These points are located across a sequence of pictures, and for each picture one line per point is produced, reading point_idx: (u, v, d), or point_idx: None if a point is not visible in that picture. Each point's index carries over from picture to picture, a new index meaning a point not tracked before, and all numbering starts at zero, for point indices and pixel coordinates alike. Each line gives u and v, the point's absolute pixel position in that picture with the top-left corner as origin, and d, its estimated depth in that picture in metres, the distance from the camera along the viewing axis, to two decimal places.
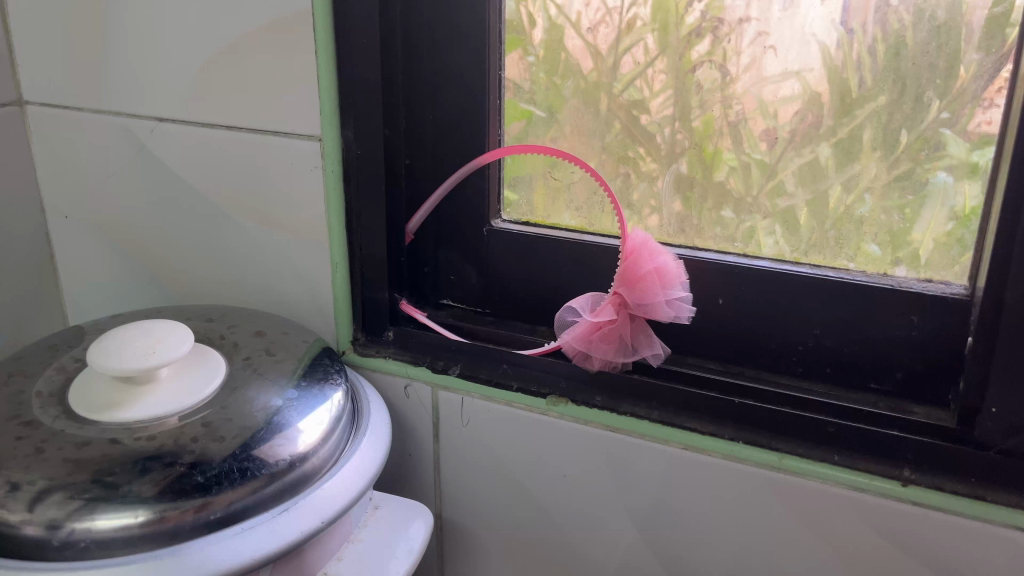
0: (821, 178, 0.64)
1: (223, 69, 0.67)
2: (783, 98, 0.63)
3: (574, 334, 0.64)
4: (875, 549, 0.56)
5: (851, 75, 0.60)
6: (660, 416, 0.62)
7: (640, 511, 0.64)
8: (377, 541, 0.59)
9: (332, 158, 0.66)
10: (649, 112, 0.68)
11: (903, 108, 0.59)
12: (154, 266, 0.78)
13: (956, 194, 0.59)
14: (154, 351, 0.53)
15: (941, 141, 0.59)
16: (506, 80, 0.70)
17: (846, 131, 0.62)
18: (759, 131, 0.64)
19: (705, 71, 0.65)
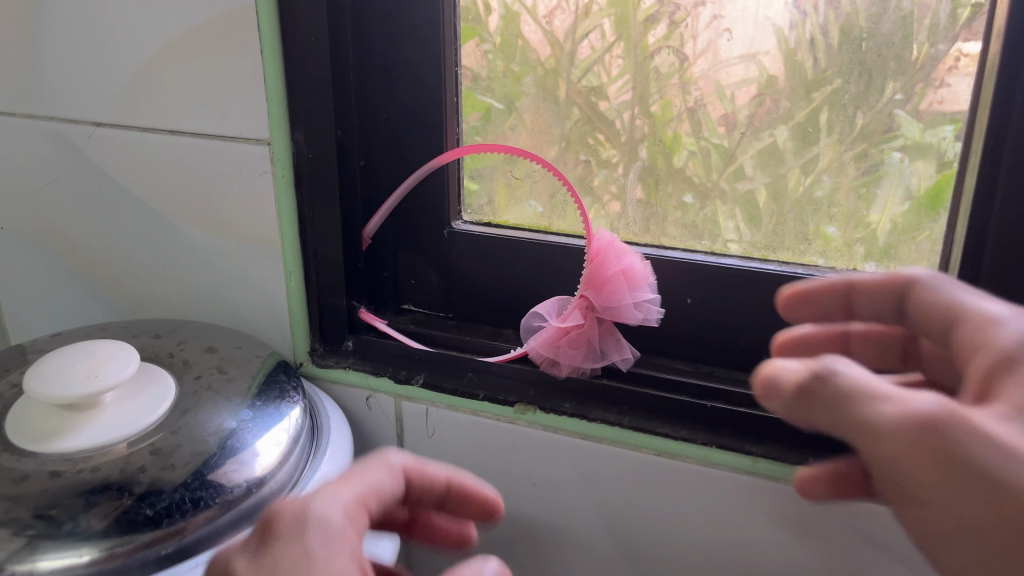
0: (779, 162, 0.62)
1: (164, 67, 0.63)
2: (740, 81, 0.61)
3: (541, 340, 0.63)
4: (852, 551, 0.55)
5: (804, 57, 0.59)
6: (631, 422, 0.60)
7: (613, 518, 0.62)
8: None
9: (282, 162, 0.63)
10: (607, 98, 0.66)
11: (858, 90, 0.58)
12: (97, 277, 0.75)
13: (911, 174, 0.58)
14: (97, 374, 0.50)
15: (895, 122, 0.58)
16: (463, 69, 0.67)
17: (805, 114, 0.60)
18: (718, 116, 0.63)
19: (663, 56, 0.63)
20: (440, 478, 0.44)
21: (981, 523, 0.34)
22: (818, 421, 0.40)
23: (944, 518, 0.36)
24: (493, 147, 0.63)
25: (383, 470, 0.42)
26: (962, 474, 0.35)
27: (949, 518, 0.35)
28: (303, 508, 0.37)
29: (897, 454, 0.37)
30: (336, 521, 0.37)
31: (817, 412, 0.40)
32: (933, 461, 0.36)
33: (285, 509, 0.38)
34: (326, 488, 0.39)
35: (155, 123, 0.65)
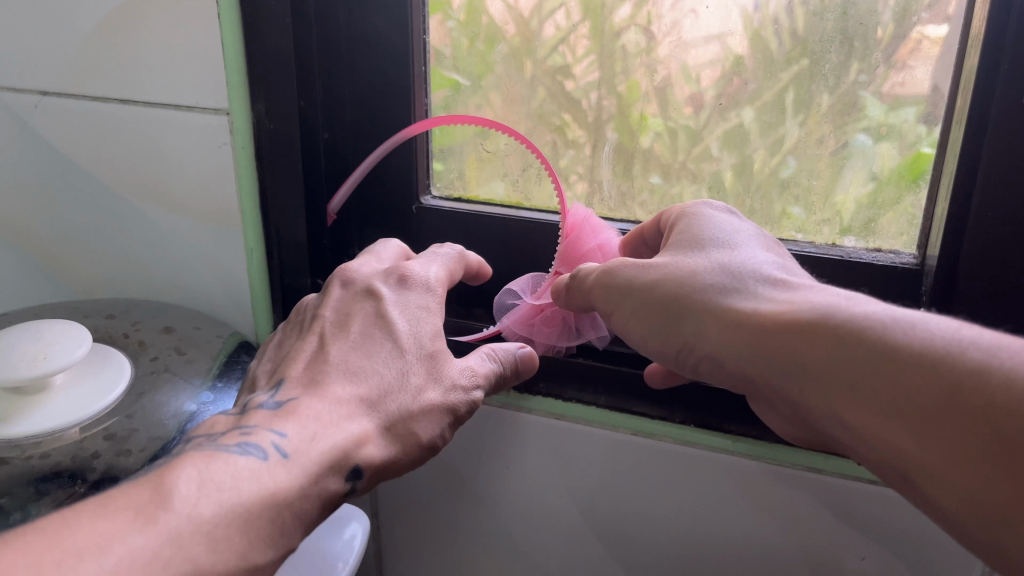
0: (746, 142, 0.61)
1: (109, 42, 0.60)
2: (706, 62, 0.59)
3: (515, 318, 0.58)
4: (829, 531, 0.55)
5: (770, 38, 0.57)
6: (608, 402, 0.58)
7: (585, 497, 0.60)
8: (310, 553, 0.54)
9: (242, 135, 0.61)
10: (574, 78, 0.63)
11: (826, 70, 0.57)
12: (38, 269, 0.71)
13: (876, 155, 0.58)
14: (44, 357, 0.47)
15: (860, 103, 0.57)
16: (429, 45, 0.64)
17: (772, 94, 0.59)
18: (685, 96, 0.61)
19: (629, 36, 0.61)
20: (472, 263, 0.57)
21: (655, 315, 0.47)
22: (579, 306, 0.53)
23: (644, 332, 0.48)
24: (464, 119, 0.60)
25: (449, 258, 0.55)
26: (638, 293, 0.48)
27: (636, 292, 0.48)
28: (423, 275, 0.52)
29: (613, 304, 0.49)
30: (436, 293, 0.51)
31: (577, 301, 0.52)
32: (622, 291, 0.49)
33: (410, 271, 0.52)
34: (426, 262, 0.54)
35: (101, 100, 0.62)
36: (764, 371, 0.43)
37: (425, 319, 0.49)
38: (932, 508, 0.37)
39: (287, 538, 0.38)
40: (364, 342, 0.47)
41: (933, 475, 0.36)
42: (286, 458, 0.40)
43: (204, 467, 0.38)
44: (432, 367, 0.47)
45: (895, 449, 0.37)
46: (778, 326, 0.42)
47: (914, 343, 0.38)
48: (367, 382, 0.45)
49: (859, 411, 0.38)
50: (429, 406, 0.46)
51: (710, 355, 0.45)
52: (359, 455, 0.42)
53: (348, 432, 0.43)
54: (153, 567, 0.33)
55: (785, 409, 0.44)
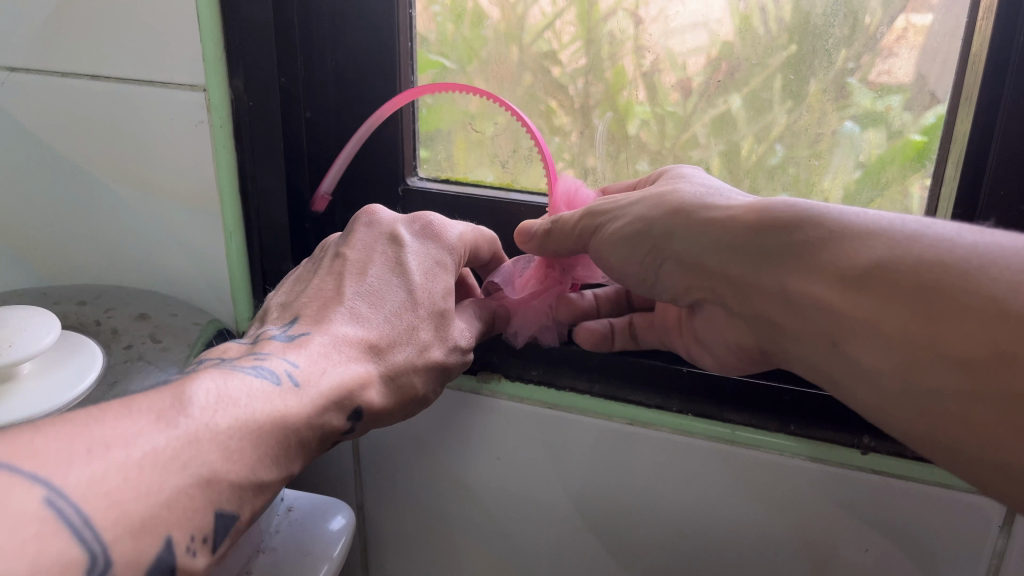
0: (732, 129, 0.59)
1: (80, 23, 0.57)
2: (692, 49, 0.57)
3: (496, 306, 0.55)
4: (832, 523, 0.53)
5: (759, 25, 0.55)
6: (603, 390, 0.56)
7: (579, 490, 0.58)
8: (293, 548, 0.52)
9: (220, 111, 0.58)
10: (560, 64, 0.61)
11: (815, 60, 0.55)
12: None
13: (862, 143, 0.56)
14: (10, 345, 0.44)
15: (847, 90, 0.55)
16: (415, 34, 0.61)
17: (760, 81, 0.57)
18: (672, 82, 0.59)
19: (616, 21, 0.58)
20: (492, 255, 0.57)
21: (622, 224, 0.48)
22: (555, 250, 0.53)
23: (608, 247, 0.49)
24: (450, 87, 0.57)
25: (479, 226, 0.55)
26: (620, 221, 0.48)
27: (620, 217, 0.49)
28: (457, 231, 0.52)
29: (597, 235, 0.50)
30: (459, 252, 0.51)
31: (552, 244, 0.52)
32: (598, 214, 0.50)
33: (437, 222, 0.51)
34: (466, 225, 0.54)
35: (69, 84, 0.60)
36: (719, 261, 0.45)
37: (442, 270, 0.49)
38: (851, 376, 0.39)
39: (288, 468, 0.39)
40: (380, 297, 0.47)
41: (858, 335, 0.38)
42: (298, 387, 0.39)
43: (221, 382, 0.37)
44: (443, 326, 0.48)
45: (830, 316, 0.39)
46: (739, 219, 0.44)
47: (856, 228, 0.40)
48: (376, 330, 0.45)
49: (801, 283, 0.41)
50: (431, 360, 0.47)
51: (671, 253, 0.47)
52: (363, 397, 0.43)
53: (353, 372, 0.43)
54: (173, 465, 0.32)
55: (736, 303, 0.45)
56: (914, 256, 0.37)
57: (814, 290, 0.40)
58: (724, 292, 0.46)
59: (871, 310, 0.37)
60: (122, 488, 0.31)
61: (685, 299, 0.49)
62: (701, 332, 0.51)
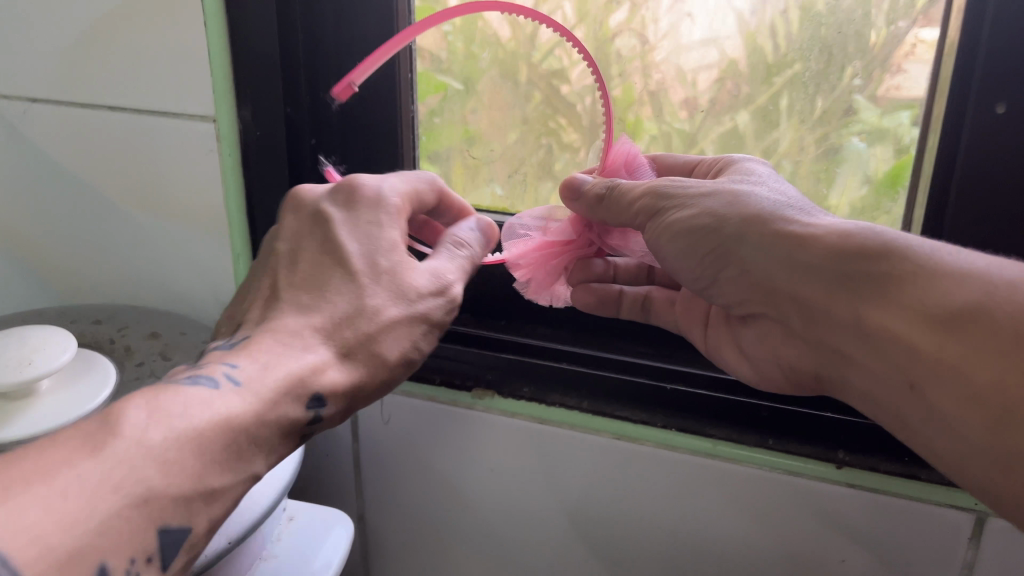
0: (739, 146, 0.60)
1: (109, 40, 0.60)
2: (703, 66, 0.59)
3: (525, 250, 0.54)
4: (812, 535, 0.55)
5: (765, 42, 0.56)
6: (590, 406, 0.58)
7: (571, 502, 0.61)
8: (294, 556, 0.55)
9: (229, 141, 0.61)
10: (570, 82, 0.61)
11: (820, 81, 0.57)
12: (27, 268, 0.72)
13: (869, 158, 0.57)
14: (30, 363, 0.47)
15: (854, 107, 0.57)
16: (421, 49, 0.63)
17: (766, 99, 0.58)
18: (680, 100, 0.60)
19: (625, 40, 0.59)
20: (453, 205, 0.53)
21: (689, 215, 0.46)
22: (605, 221, 0.51)
23: (664, 242, 0.47)
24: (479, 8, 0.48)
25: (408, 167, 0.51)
26: (682, 217, 0.46)
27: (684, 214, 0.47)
28: (377, 185, 0.47)
29: (653, 224, 0.48)
30: (393, 203, 0.47)
31: (604, 214, 0.50)
32: (662, 195, 0.47)
33: (358, 183, 0.47)
34: (391, 175, 0.49)
35: (87, 112, 0.63)
36: (792, 278, 0.43)
37: (372, 230, 0.45)
38: (927, 423, 0.38)
39: (249, 463, 0.37)
40: (316, 280, 0.44)
41: (937, 378, 0.37)
42: (238, 387, 0.38)
43: (151, 399, 0.36)
44: (396, 284, 0.44)
45: (908, 352, 0.38)
46: (822, 239, 0.42)
47: (947, 266, 0.38)
48: (320, 314, 0.42)
49: (878, 315, 0.39)
50: (394, 324, 0.43)
51: (736, 259, 0.46)
52: (317, 382, 0.40)
53: (304, 360, 0.41)
54: (105, 487, 0.31)
55: (802, 324, 0.44)
56: (1009, 303, 0.35)
57: (898, 318, 0.38)
58: (791, 311, 0.45)
59: (954, 350, 0.36)
60: (45, 518, 0.30)
61: (739, 308, 0.49)
62: (748, 344, 0.51)
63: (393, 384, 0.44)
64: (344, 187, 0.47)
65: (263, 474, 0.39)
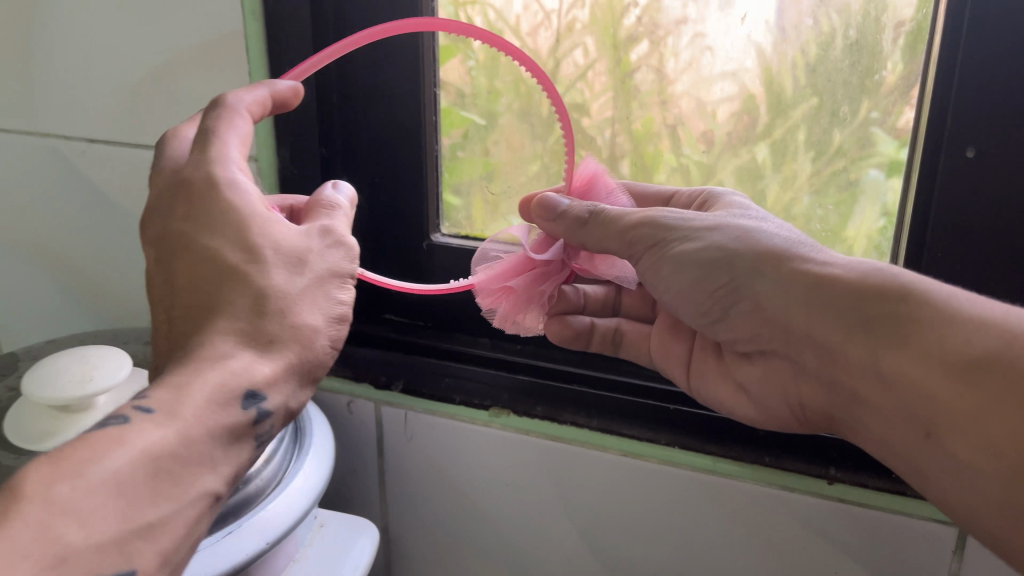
0: (759, 178, 0.64)
1: (164, 81, 0.66)
2: (723, 98, 0.63)
3: (506, 271, 0.58)
4: (807, 547, 0.58)
5: (784, 78, 0.60)
6: (600, 425, 0.63)
7: (581, 515, 0.65)
8: (323, 560, 0.59)
9: (269, 179, 0.68)
10: (589, 115, 0.66)
11: (831, 116, 0.61)
12: (90, 292, 0.77)
13: (888, 190, 0.60)
14: (90, 379, 0.52)
15: (873, 139, 0.60)
16: (446, 85, 0.68)
17: (782, 132, 0.62)
18: (698, 131, 0.64)
19: (643, 74, 0.64)
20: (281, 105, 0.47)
21: (697, 247, 0.49)
22: (584, 243, 0.54)
23: (682, 272, 0.50)
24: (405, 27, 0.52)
25: (215, 128, 0.43)
26: (696, 253, 0.49)
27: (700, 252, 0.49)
28: (211, 176, 0.41)
29: (660, 258, 0.50)
30: (241, 181, 0.42)
31: (584, 237, 0.53)
32: (663, 226, 0.50)
33: (193, 178, 0.41)
34: (208, 152, 0.42)
35: (141, 151, 0.69)
36: (808, 319, 0.45)
37: (236, 215, 0.40)
38: (938, 468, 0.40)
39: (200, 479, 0.36)
40: (205, 286, 0.40)
41: (953, 427, 0.39)
42: (151, 414, 0.35)
43: (59, 456, 0.33)
44: (290, 258, 0.41)
45: (923, 398, 0.40)
46: (840, 281, 0.44)
47: (964, 310, 0.40)
48: (222, 319, 0.39)
49: (896, 358, 0.41)
50: (305, 294, 0.41)
51: (754, 294, 0.48)
52: (250, 380, 0.38)
53: (222, 368, 0.38)
54: (17, 553, 0.29)
55: (817, 364, 0.46)
56: None
57: (915, 361, 0.40)
58: (807, 351, 0.47)
59: (967, 397, 0.38)
60: None
61: (751, 342, 0.51)
62: (755, 385, 0.53)
63: (335, 346, 0.43)
64: (181, 192, 0.42)
65: (219, 491, 0.37)
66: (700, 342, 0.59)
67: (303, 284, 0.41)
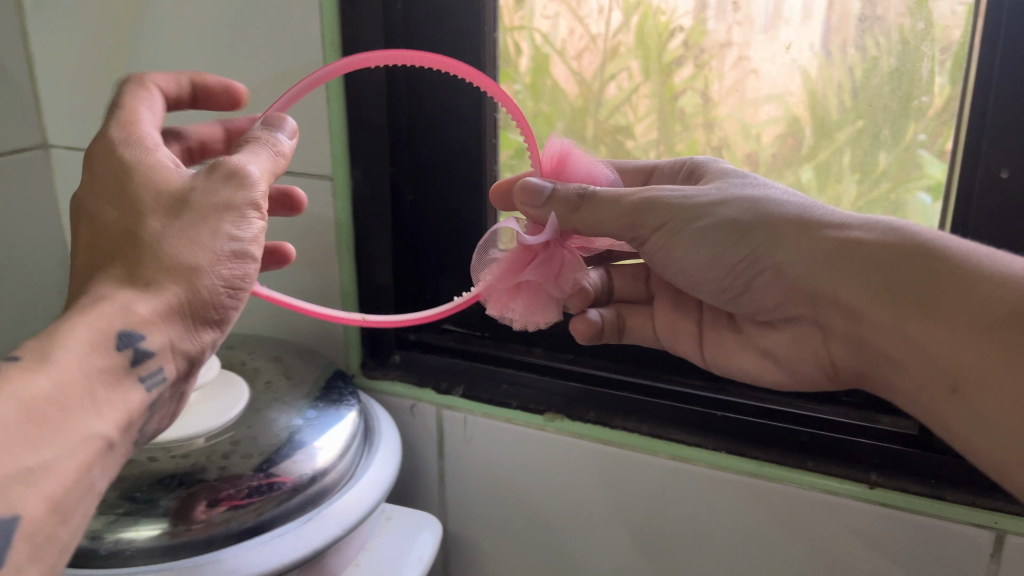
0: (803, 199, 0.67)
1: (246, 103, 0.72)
2: (769, 120, 0.66)
3: (509, 269, 0.56)
4: (850, 549, 0.61)
5: (828, 102, 0.64)
6: (649, 429, 0.67)
7: (632, 517, 0.68)
8: (390, 549, 0.63)
9: (343, 197, 0.72)
10: (634, 136, 0.71)
11: (871, 137, 0.64)
12: None
13: (934, 213, 0.62)
14: None
15: (919, 162, 0.62)
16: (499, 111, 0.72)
17: (828, 153, 0.65)
18: (743, 153, 0.67)
19: (687, 97, 0.68)
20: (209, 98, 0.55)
21: (714, 219, 0.49)
22: (578, 227, 0.52)
23: (699, 251, 0.50)
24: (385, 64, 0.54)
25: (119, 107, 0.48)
26: (713, 223, 0.49)
27: (716, 226, 0.49)
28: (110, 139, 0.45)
29: (675, 236, 0.50)
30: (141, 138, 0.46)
31: (577, 221, 0.52)
32: (679, 208, 0.50)
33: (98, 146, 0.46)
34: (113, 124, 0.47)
35: None
36: (832, 282, 0.47)
37: (122, 178, 0.44)
38: (965, 419, 0.44)
39: (84, 421, 0.39)
40: (110, 241, 0.43)
41: (982, 382, 0.42)
42: (24, 360, 0.38)
43: None
44: (170, 200, 0.43)
45: (952, 358, 0.43)
46: (862, 245, 0.47)
47: (985, 268, 0.44)
48: (106, 272, 0.42)
49: (925, 318, 0.44)
50: (188, 228, 0.43)
51: (773, 263, 0.49)
52: (125, 321, 0.41)
53: (102, 310, 0.41)
54: None
55: (841, 324, 0.49)
56: None
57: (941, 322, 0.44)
58: (831, 313, 0.49)
59: (995, 352, 0.42)
60: None
61: (772, 310, 0.53)
62: (782, 352, 0.56)
63: (228, 284, 0.45)
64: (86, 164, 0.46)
65: (108, 432, 0.40)
66: (709, 311, 0.61)
67: (179, 226, 0.43)
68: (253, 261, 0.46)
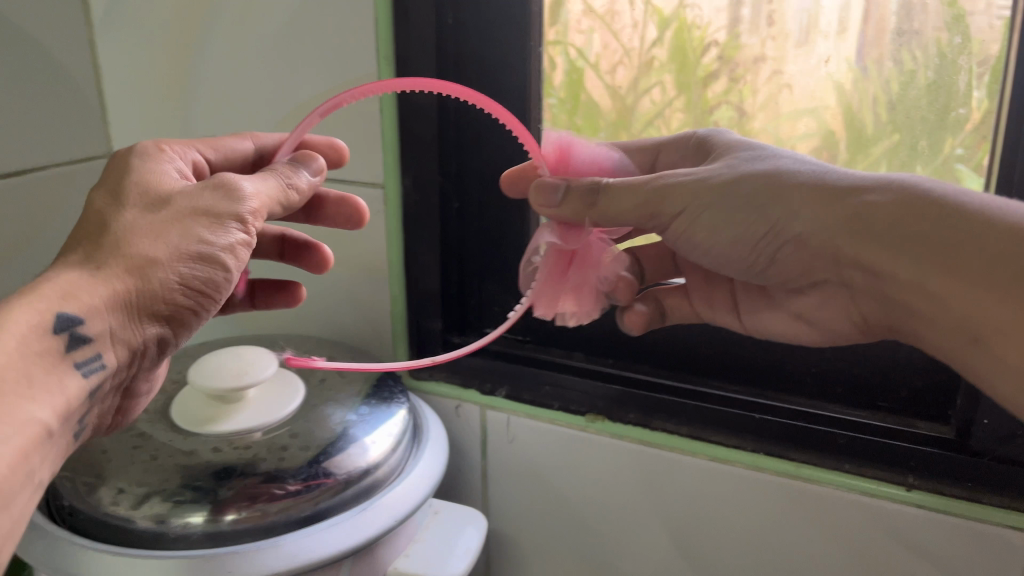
0: None
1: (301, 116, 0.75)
2: (804, 134, 0.68)
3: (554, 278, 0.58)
4: (885, 550, 0.62)
5: (864, 116, 0.66)
6: (689, 431, 0.68)
7: (670, 516, 0.70)
8: (438, 541, 0.66)
9: (394, 204, 0.75)
10: None
11: (905, 148, 0.65)
12: None
13: None
14: (248, 372, 0.62)
15: (957, 175, 0.63)
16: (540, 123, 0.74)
17: (864, 166, 0.67)
18: None
19: (722, 110, 0.70)
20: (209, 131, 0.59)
21: (732, 198, 0.50)
22: (597, 219, 0.53)
23: (721, 231, 0.51)
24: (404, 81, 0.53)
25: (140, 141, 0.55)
26: (730, 201, 0.50)
27: (733, 207, 0.50)
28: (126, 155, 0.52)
29: (695, 218, 0.51)
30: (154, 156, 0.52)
31: (596, 215, 0.52)
32: (699, 193, 0.50)
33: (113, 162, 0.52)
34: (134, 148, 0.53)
35: None
36: (852, 248, 0.48)
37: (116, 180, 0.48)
38: (988, 368, 0.46)
39: (23, 407, 0.40)
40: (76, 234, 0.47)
41: (1001, 334, 0.44)
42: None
43: None
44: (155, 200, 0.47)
45: (973, 314, 0.45)
46: (874, 209, 0.47)
47: (998, 220, 0.45)
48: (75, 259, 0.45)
49: (943, 277, 0.45)
50: (161, 228, 0.46)
51: (793, 234, 0.50)
52: (74, 303, 0.43)
53: (62, 289, 0.43)
54: None
55: (865, 283, 0.51)
56: None
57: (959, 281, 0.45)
58: (854, 274, 0.51)
59: (1012, 304, 0.43)
60: None
61: (803, 277, 0.55)
62: (818, 315, 0.58)
63: (184, 283, 0.46)
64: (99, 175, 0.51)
65: (47, 418, 0.41)
66: (739, 285, 0.63)
67: (153, 223, 0.46)
68: (219, 271, 0.48)
